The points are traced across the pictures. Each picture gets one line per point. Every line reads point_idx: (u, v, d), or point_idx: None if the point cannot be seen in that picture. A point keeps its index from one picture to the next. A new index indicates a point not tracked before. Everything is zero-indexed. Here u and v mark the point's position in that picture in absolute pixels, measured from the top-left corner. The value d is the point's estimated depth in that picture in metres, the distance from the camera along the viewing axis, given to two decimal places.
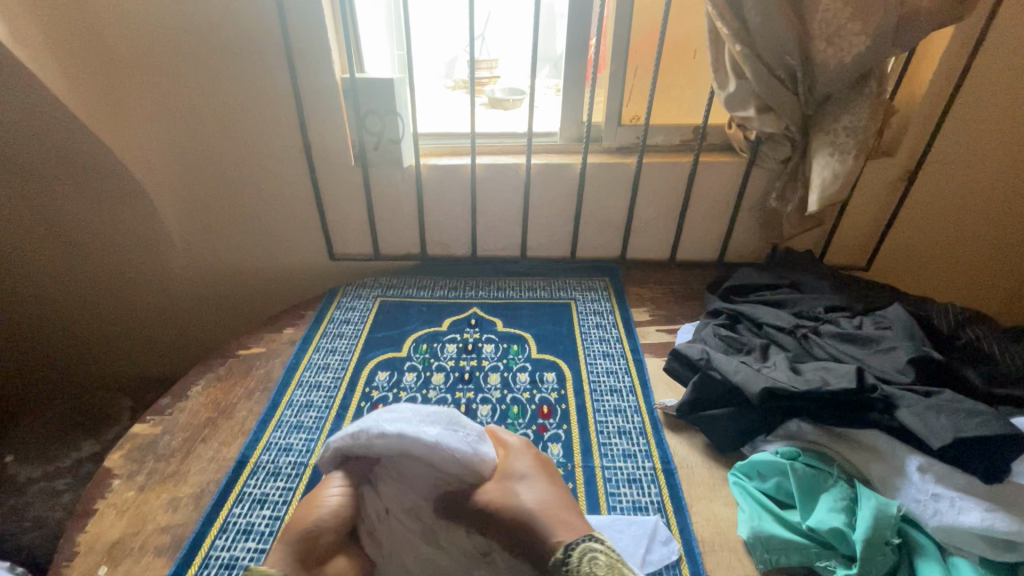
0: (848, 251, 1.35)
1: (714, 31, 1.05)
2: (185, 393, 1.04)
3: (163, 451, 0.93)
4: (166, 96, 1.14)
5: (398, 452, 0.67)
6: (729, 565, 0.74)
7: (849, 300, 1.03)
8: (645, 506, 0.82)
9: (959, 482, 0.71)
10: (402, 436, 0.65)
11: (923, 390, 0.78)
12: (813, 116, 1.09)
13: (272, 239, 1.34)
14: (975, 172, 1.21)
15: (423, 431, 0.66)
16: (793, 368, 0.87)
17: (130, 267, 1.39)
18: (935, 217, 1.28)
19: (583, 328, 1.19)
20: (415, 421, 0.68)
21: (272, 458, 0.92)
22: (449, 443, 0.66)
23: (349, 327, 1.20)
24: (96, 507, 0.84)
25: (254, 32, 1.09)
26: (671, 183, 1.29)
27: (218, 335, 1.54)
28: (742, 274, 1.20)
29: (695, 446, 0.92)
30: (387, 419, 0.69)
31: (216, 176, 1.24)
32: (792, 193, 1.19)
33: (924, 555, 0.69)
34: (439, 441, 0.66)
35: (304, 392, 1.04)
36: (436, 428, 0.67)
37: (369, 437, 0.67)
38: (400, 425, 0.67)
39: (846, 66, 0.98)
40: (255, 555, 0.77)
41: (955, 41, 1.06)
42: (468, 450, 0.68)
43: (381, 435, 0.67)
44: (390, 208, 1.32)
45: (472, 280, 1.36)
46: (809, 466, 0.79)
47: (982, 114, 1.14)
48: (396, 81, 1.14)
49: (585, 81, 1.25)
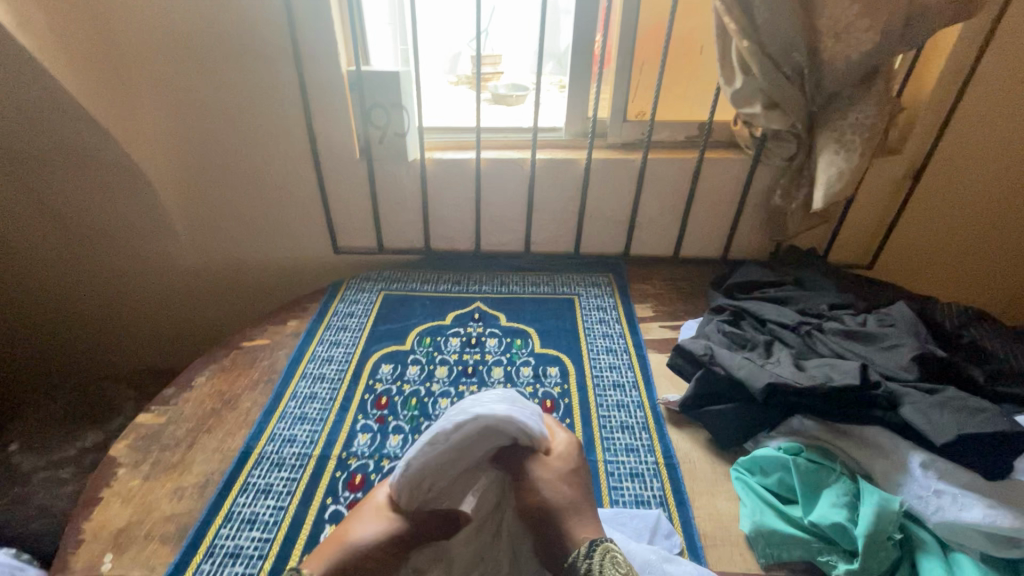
0: (852, 249, 1.35)
1: (722, 26, 1.05)
2: (190, 384, 1.05)
3: (168, 441, 0.93)
4: (172, 88, 1.14)
5: (483, 443, 0.61)
6: (731, 559, 0.75)
7: (853, 298, 1.03)
8: (648, 500, 0.82)
9: (962, 479, 0.71)
10: (485, 422, 0.60)
11: (926, 387, 0.78)
12: (820, 113, 1.09)
13: (276, 232, 1.34)
14: (980, 171, 1.21)
15: (498, 411, 0.61)
16: (797, 364, 0.87)
17: (135, 258, 1.40)
18: (940, 216, 1.28)
19: (586, 323, 1.19)
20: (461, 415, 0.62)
21: (277, 448, 0.92)
22: (517, 417, 0.63)
23: (353, 319, 1.20)
24: (102, 496, 0.84)
25: (261, 24, 1.09)
26: (676, 179, 1.28)
27: (221, 327, 1.54)
28: (746, 271, 1.20)
29: (697, 441, 0.92)
30: (460, 410, 0.62)
31: (221, 168, 1.24)
32: (797, 190, 1.18)
33: (925, 551, 0.69)
34: (511, 415, 0.62)
35: (308, 384, 1.04)
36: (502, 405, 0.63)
37: (447, 436, 0.59)
38: (476, 412, 0.60)
39: (853, 63, 0.97)
40: (260, 544, 0.78)
41: (962, 39, 1.06)
42: (531, 419, 0.65)
43: (458, 429, 0.59)
44: (394, 203, 1.32)
45: (476, 274, 1.36)
46: (812, 462, 0.79)
47: (988, 113, 1.14)
48: (402, 75, 1.14)
49: (591, 76, 1.25)
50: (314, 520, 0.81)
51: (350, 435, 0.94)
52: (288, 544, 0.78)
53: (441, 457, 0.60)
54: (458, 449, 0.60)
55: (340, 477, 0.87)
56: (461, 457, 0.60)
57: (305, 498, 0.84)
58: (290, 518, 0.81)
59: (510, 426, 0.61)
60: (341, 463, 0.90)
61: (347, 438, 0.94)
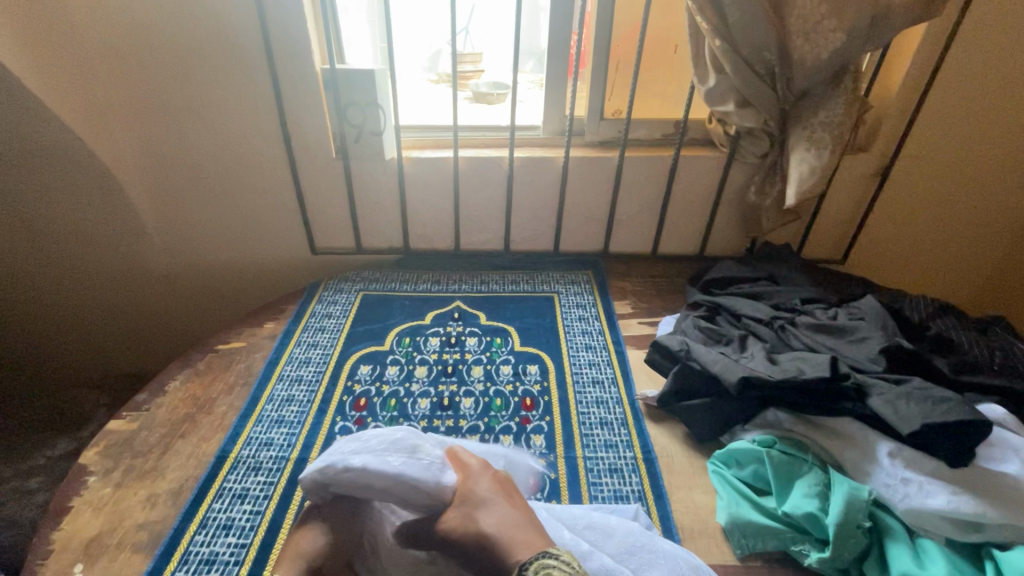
0: (825, 245, 1.38)
1: (695, 25, 1.06)
2: (163, 388, 1.03)
3: (140, 447, 0.91)
4: (138, 87, 1.11)
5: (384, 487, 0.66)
6: (708, 550, 0.76)
7: (825, 292, 1.06)
8: (626, 495, 0.83)
9: (927, 466, 0.73)
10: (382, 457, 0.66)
11: (893, 378, 0.80)
12: (791, 111, 1.11)
13: (252, 233, 1.32)
14: (945, 167, 1.24)
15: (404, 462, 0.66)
16: (770, 358, 0.89)
17: (105, 261, 1.36)
18: (908, 211, 1.31)
19: (566, 321, 1.19)
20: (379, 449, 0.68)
21: (253, 453, 0.91)
22: (410, 472, 0.65)
23: (331, 321, 1.19)
24: (71, 505, 0.82)
25: (232, 22, 1.07)
26: (653, 177, 1.30)
27: (197, 330, 1.51)
28: (722, 267, 1.22)
29: (675, 436, 0.93)
30: (356, 450, 0.68)
31: (194, 168, 1.22)
32: (770, 187, 1.21)
33: (894, 538, 0.71)
34: (403, 470, 0.65)
35: (286, 386, 1.03)
36: (395, 458, 0.66)
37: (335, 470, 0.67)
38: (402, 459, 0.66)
39: (822, 61, 0.99)
40: (236, 550, 0.77)
41: (926, 39, 1.09)
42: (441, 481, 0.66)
43: (345, 468, 0.66)
44: (372, 202, 1.31)
45: (456, 273, 1.35)
46: (785, 453, 0.80)
47: (953, 112, 1.17)
48: (377, 73, 1.13)
49: (567, 75, 1.25)
50: (292, 523, 0.80)
51: (328, 438, 0.93)
52: (265, 549, 0.77)
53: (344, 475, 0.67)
54: (362, 475, 0.66)
55: None
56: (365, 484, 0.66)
57: (282, 502, 0.83)
58: (267, 522, 0.80)
59: (396, 482, 0.64)
60: None
61: (326, 441, 0.93)
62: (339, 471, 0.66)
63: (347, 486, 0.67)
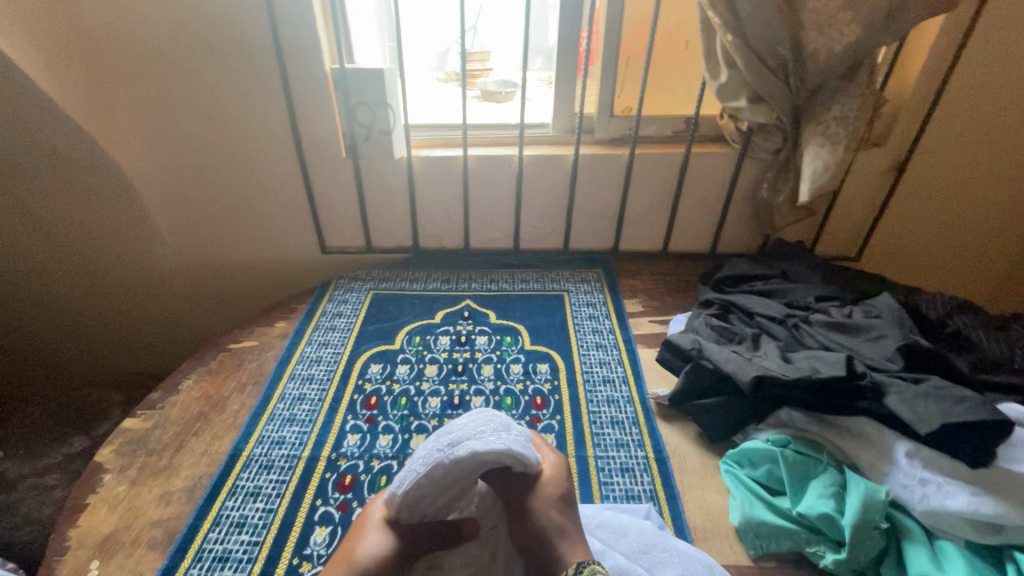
0: (839, 242, 1.36)
1: (707, 20, 1.05)
2: (176, 387, 1.04)
3: (154, 445, 0.92)
4: (150, 88, 1.12)
5: (479, 467, 0.65)
6: (721, 551, 0.75)
7: (839, 290, 1.04)
8: (638, 495, 0.82)
9: (946, 467, 0.71)
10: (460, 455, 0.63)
11: (911, 377, 0.79)
12: (804, 106, 1.09)
13: (263, 233, 1.33)
14: (963, 162, 1.22)
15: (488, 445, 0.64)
16: (784, 356, 0.88)
17: (119, 261, 1.38)
18: (924, 207, 1.29)
19: (576, 319, 1.19)
20: (476, 433, 0.65)
21: (265, 451, 0.91)
22: (516, 448, 0.65)
23: (342, 320, 1.20)
24: (87, 502, 0.83)
25: (242, 23, 1.08)
26: (663, 174, 1.29)
27: (209, 329, 1.53)
28: (734, 265, 1.21)
29: (687, 435, 0.93)
30: (454, 440, 0.64)
31: (206, 169, 1.23)
32: (783, 184, 1.19)
33: (911, 540, 0.70)
34: (507, 447, 0.64)
35: (297, 385, 1.04)
36: (497, 436, 0.65)
37: (444, 468, 0.63)
38: (473, 444, 0.63)
39: (837, 55, 0.98)
40: (249, 548, 0.77)
41: (944, 32, 1.07)
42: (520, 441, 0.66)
43: (455, 460, 0.63)
44: (382, 202, 1.31)
45: (466, 272, 1.35)
46: (799, 454, 0.80)
47: (972, 105, 1.15)
48: (386, 71, 1.13)
49: (576, 72, 1.25)
50: (304, 521, 0.81)
51: (339, 436, 0.94)
52: (277, 547, 0.77)
53: (442, 476, 0.64)
54: (450, 474, 0.64)
55: (329, 478, 0.87)
56: (463, 475, 0.65)
57: (294, 499, 0.84)
58: (280, 520, 0.81)
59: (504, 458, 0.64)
60: (331, 464, 0.89)
61: (337, 439, 0.93)
62: (449, 466, 0.63)
63: (449, 481, 0.64)
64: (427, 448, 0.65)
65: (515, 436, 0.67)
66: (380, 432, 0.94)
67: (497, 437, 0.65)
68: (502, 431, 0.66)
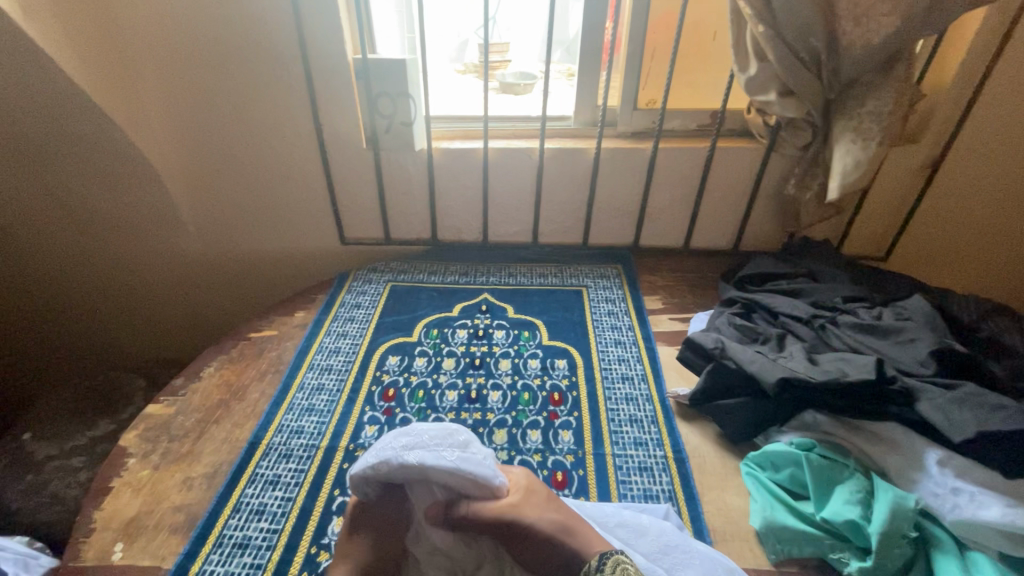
0: (867, 241, 1.32)
1: (737, 10, 1.02)
2: (198, 374, 1.05)
3: (177, 431, 0.93)
4: (176, 77, 1.13)
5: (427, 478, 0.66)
6: (741, 554, 0.74)
7: (868, 291, 1.01)
8: (656, 494, 0.81)
9: (980, 476, 0.69)
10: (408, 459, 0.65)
11: (944, 383, 0.77)
12: (836, 101, 1.06)
13: (283, 223, 1.34)
14: (1000, 161, 1.18)
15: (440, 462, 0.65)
16: (810, 358, 0.86)
17: (144, 248, 1.40)
18: (958, 206, 1.25)
19: (594, 315, 1.18)
20: (433, 444, 0.66)
21: (284, 440, 0.92)
22: (467, 467, 0.65)
23: (360, 311, 1.20)
24: (112, 486, 0.85)
25: (266, 12, 1.07)
26: (687, 169, 1.26)
27: (230, 318, 1.55)
28: (758, 263, 1.18)
29: (706, 436, 0.91)
30: (406, 445, 0.66)
31: (228, 159, 1.23)
32: (811, 181, 1.16)
33: (942, 550, 0.68)
34: (459, 465, 0.65)
35: (315, 375, 1.04)
36: (451, 452, 0.66)
37: (390, 468, 0.65)
38: (422, 453, 0.65)
39: (873, 47, 0.94)
40: (268, 535, 0.78)
41: (985, 24, 1.02)
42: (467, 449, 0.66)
43: (402, 464, 0.64)
44: (402, 193, 1.31)
45: (484, 266, 1.35)
46: (825, 457, 0.77)
47: (1014, 101, 1.10)
48: (408, 62, 1.12)
49: (600, 64, 1.23)
50: (322, 511, 0.81)
51: (357, 427, 0.94)
52: (295, 535, 0.78)
53: (383, 476, 0.66)
54: (392, 476, 0.65)
55: (346, 469, 0.87)
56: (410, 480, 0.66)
57: (312, 489, 0.84)
58: (298, 509, 0.81)
59: (454, 476, 0.64)
60: (348, 455, 0.89)
61: (354, 430, 0.94)
62: (394, 469, 0.65)
63: (393, 481, 0.66)
64: (386, 443, 0.68)
65: (472, 454, 0.67)
66: (397, 425, 0.94)
67: (452, 453, 0.66)
68: (459, 448, 0.67)
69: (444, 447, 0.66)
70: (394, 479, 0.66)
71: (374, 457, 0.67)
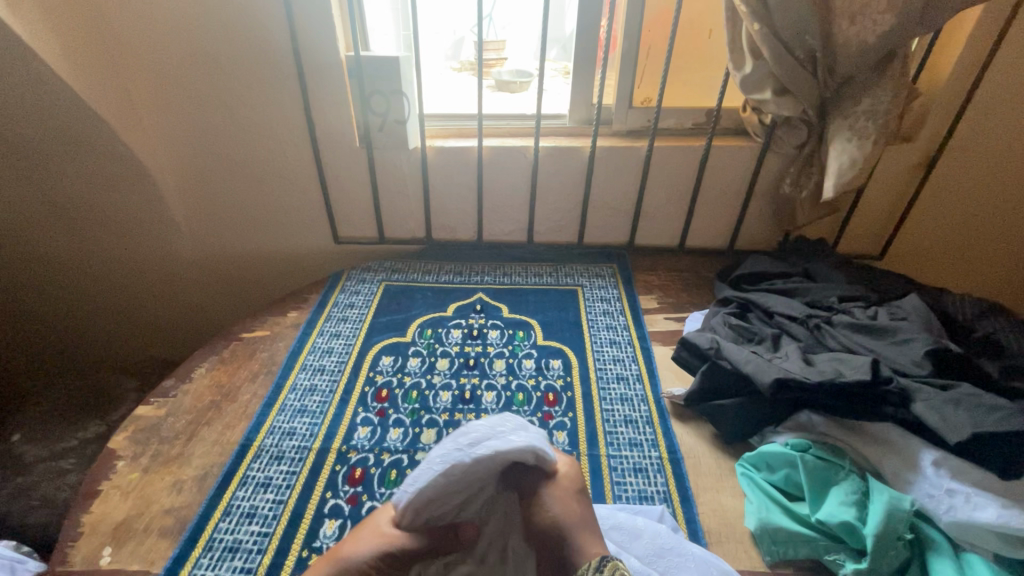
0: (862, 240, 1.32)
1: (733, 8, 1.01)
2: (189, 375, 1.04)
3: (167, 433, 0.92)
4: (166, 75, 1.12)
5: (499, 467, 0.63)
6: (736, 556, 0.73)
7: (864, 291, 1.01)
8: (651, 496, 0.81)
9: (974, 477, 0.69)
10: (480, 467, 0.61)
11: (939, 383, 0.76)
12: (832, 99, 1.05)
13: (276, 222, 1.33)
14: (996, 160, 1.17)
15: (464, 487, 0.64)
16: (805, 358, 0.85)
17: (134, 247, 1.38)
18: (954, 205, 1.25)
19: (589, 315, 1.17)
20: (496, 431, 0.64)
21: (276, 442, 0.91)
22: (534, 441, 0.65)
23: (354, 311, 1.19)
24: (101, 489, 0.83)
25: (256, 7, 1.06)
26: (683, 168, 1.25)
27: (222, 318, 1.53)
28: (753, 262, 1.18)
29: (701, 436, 0.91)
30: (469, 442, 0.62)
31: (219, 157, 1.22)
32: (807, 179, 1.16)
33: (936, 551, 0.68)
34: (529, 442, 0.64)
35: (308, 376, 1.03)
36: (517, 434, 0.64)
37: (466, 467, 0.60)
38: (493, 443, 0.62)
39: (869, 46, 0.94)
40: (258, 539, 0.77)
41: (981, 22, 1.02)
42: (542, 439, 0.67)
43: (479, 460, 0.61)
44: (395, 192, 1.30)
45: (478, 265, 1.34)
46: (820, 458, 0.77)
47: (1010, 100, 1.10)
48: (401, 60, 1.11)
49: (596, 62, 1.22)
50: (314, 514, 0.80)
51: (349, 429, 0.93)
52: (287, 538, 0.77)
53: (459, 480, 0.61)
54: (470, 475, 0.61)
55: (339, 471, 0.86)
56: (480, 476, 0.62)
57: (304, 492, 0.83)
58: (290, 512, 0.81)
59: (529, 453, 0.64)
60: (341, 457, 0.89)
61: (347, 431, 0.93)
62: (472, 466, 0.60)
63: (470, 480, 0.62)
64: (443, 449, 0.62)
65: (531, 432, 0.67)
66: (391, 426, 0.93)
67: (517, 434, 0.65)
68: (520, 429, 0.66)
69: (507, 431, 0.64)
70: (471, 477, 0.61)
71: (441, 464, 0.61)
